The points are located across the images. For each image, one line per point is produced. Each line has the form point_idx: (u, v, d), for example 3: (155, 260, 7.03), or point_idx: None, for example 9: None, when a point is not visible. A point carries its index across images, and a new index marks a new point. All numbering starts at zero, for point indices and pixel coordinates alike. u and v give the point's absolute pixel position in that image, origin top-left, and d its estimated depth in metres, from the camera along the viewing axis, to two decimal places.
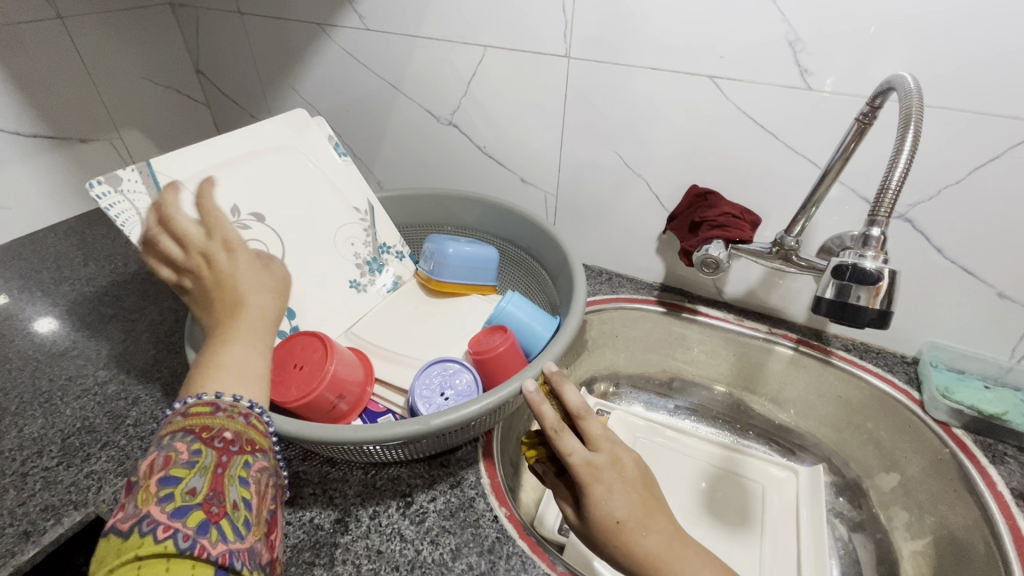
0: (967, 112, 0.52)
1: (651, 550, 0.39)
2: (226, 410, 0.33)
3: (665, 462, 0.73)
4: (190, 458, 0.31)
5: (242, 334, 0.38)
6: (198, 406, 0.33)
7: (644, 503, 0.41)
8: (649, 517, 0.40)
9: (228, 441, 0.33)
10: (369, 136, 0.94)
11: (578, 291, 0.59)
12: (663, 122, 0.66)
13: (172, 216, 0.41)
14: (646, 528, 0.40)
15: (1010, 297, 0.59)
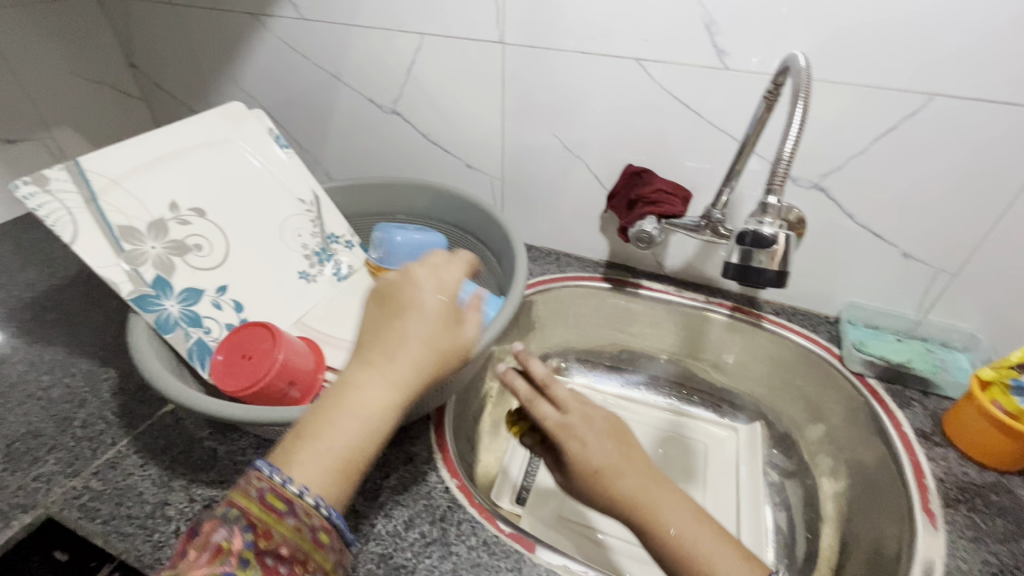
0: (864, 87, 0.56)
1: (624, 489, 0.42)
2: (297, 519, 0.34)
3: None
4: (238, 564, 0.32)
5: (355, 415, 0.37)
6: (274, 500, 0.34)
7: (620, 451, 0.44)
8: (624, 459, 0.44)
9: (281, 556, 0.33)
10: (314, 128, 0.93)
11: (520, 270, 0.62)
12: (597, 104, 0.69)
13: (415, 264, 0.43)
14: (617, 469, 0.43)
15: (914, 257, 0.65)
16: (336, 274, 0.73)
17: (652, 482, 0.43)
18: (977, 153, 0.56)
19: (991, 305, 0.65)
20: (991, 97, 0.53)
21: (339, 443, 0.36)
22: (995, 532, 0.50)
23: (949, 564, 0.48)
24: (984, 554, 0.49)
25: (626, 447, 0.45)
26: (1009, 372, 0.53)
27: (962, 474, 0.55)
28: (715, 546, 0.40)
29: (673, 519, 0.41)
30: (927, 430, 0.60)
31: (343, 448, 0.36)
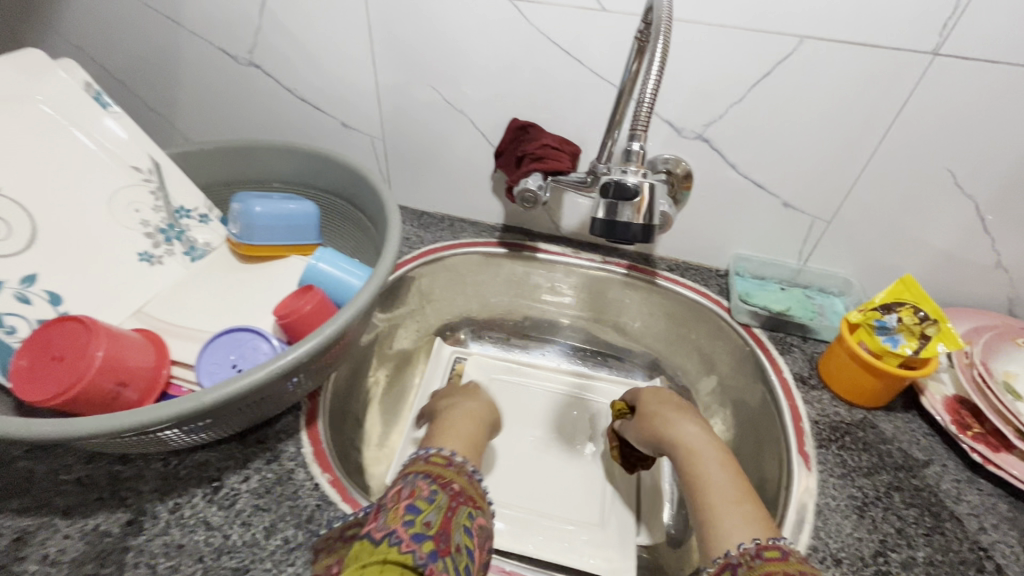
0: (739, 29, 0.54)
1: (705, 429, 0.51)
2: (456, 464, 0.44)
3: (517, 399, 0.75)
4: (429, 496, 0.39)
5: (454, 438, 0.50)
6: (437, 457, 0.44)
7: (677, 409, 0.55)
8: (684, 416, 0.53)
9: (456, 491, 0.41)
10: (161, 85, 0.80)
11: (392, 237, 0.56)
12: (474, 51, 0.63)
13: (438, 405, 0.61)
14: (670, 421, 0.53)
15: (793, 206, 0.66)
16: (190, 254, 0.64)
17: (702, 435, 0.50)
18: (846, 98, 0.56)
19: (861, 249, 0.68)
20: (856, 39, 0.52)
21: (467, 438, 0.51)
22: (860, 467, 0.53)
23: (820, 502, 0.50)
24: (850, 489, 0.51)
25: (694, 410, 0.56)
26: (874, 314, 0.55)
27: (833, 415, 0.58)
28: (732, 486, 0.44)
29: (704, 459, 0.47)
30: (804, 374, 0.62)
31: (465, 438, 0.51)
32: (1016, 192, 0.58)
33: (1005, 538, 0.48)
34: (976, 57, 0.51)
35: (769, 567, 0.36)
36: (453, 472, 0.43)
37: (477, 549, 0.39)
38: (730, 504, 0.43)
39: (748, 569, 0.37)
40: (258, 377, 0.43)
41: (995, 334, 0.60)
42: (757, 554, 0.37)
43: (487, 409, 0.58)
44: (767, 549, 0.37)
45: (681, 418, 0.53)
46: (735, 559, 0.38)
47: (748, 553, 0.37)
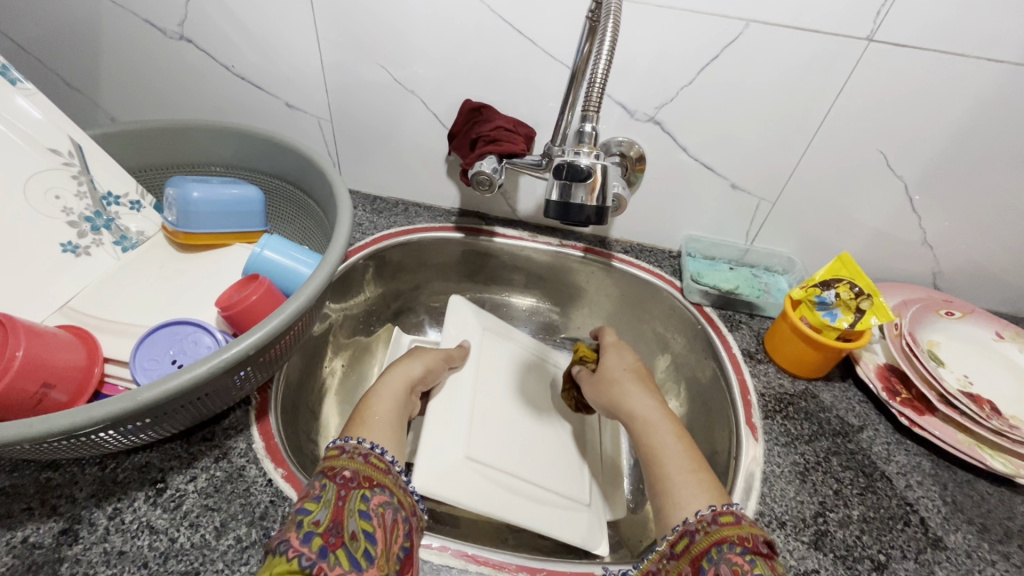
0: (687, 12, 0.55)
1: (661, 403, 0.52)
2: (350, 450, 0.42)
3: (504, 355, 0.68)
4: (317, 493, 0.38)
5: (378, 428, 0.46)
6: (331, 450, 0.42)
7: (638, 381, 0.55)
8: (643, 389, 0.53)
9: (349, 477, 0.40)
10: (81, 60, 0.74)
11: (342, 222, 0.54)
12: (423, 29, 0.61)
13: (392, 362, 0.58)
14: (628, 395, 0.53)
15: (741, 187, 0.68)
16: (121, 244, 0.60)
17: (659, 410, 0.51)
18: (788, 82, 0.58)
19: (803, 229, 0.71)
20: (799, 24, 0.54)
21: (388, 422, 0.48)
22: (802, 434, 0.56)
23: (765, 470, 0.52)
24: (792, 456, 0.54)
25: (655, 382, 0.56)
26: (814, 291, 0.58)
27: (778, 386, 0.61)
28: (687, 457, 0.46)
29: (661, 432, 0.48)
30: (751, 350, 0.65)
31: (386, 419, 0.48)
32: (940, 173, 0.62)
33: (928, 493, 0.52)
34: (905, 44, 0.53)
35: (725, 531, 0.38)
36: (347, 458, 0.41)
37: (379, 530, 0.38)
38: (685, 475, 0.44)
39: (704, 535, 0.38)
40: (197, 373, 0.41)
41: (922, 306, 0.64)
42: (714, 520, 0.39)
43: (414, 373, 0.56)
44: (722, 514, 0.39)
45: (638, 390, 0.53)
46: (693, 524, 0.40)
47: (705, 520, 0.39)
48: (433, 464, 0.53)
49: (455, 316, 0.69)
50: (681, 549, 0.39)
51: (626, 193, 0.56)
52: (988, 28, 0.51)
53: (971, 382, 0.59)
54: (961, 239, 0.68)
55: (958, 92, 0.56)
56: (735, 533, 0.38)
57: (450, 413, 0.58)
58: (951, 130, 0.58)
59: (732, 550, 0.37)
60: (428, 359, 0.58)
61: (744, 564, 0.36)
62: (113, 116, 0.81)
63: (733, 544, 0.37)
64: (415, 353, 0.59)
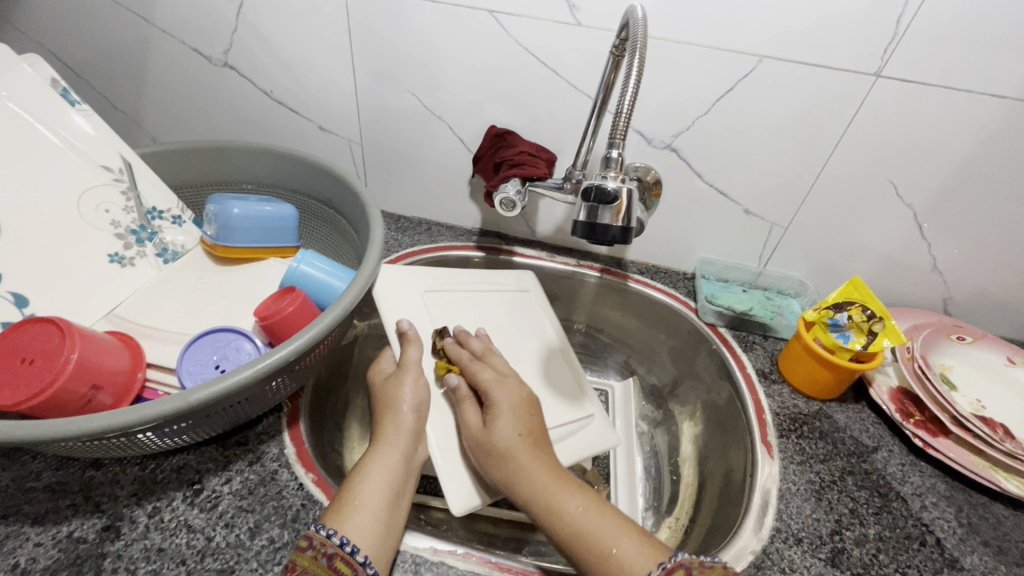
0: (703, 48, 0.58)
1: (558, 468, 0.47)
2: (315, 549, 0.39)
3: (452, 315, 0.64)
4: None
5: (363, 512, 0.42)
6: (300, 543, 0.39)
7: (531, 448, 0.47)
8: (535, 454, 0.47)
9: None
10: (128, 83, 0.78)
11: (374, 239, 0.57)
12: (454, 60, 0.65)
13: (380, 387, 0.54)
14: (528, 463, 0.46)
15: (754, 213, 0.71)
16: (162, 256, 0.63)
17: (556, 473, 0.46)
18: (801, 114, 0.61)
19: (815, 254, 0.73)
20: (810, 60, 0.57)
21: (373, 508, 0.43)
22: (817, 453, 0.57)
23: (781, 488, 0.53)
24: (808, 474, 0.55)
25: (547, 444, 0.49)
26: (827, 313, 0.60)
27: (793, 406, 0.62)
28: (613, 525, 0.43)
29: (572, 501, 0.44)
30: (766, 370, 0.66)
31: (371, 502, 0.43)
32: (948, 202, 0.64)
33: (944, 514, 0.52)
34: (913, 80, 0.56)
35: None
36: (310, 557, 0.38)
37: None
38: (623, 543, 0.41)
39: None
40: (239, 379, 0.43)
41: (933, 331, 0.66)
42: None
43: (408, 420, 0.50)
44: (674, 571, 0.38)
45: (517, 456, 0.47)
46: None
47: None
48: (462, 477, 0.50)
49: (382, 287, 0.63)
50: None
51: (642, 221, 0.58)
52: (990, 66, 0.54)
53: (984, 406, 0.60)
54: (970, 266, 0.70)
55: (962, 126, 0.58)
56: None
57: (451, 418, 0.54)
58: (958, 161, 0.61)
59: None
60: (414, 392, 0.52)
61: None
62: (154, 135, 0.85)
63: None
64: (396, 390, 0.52)
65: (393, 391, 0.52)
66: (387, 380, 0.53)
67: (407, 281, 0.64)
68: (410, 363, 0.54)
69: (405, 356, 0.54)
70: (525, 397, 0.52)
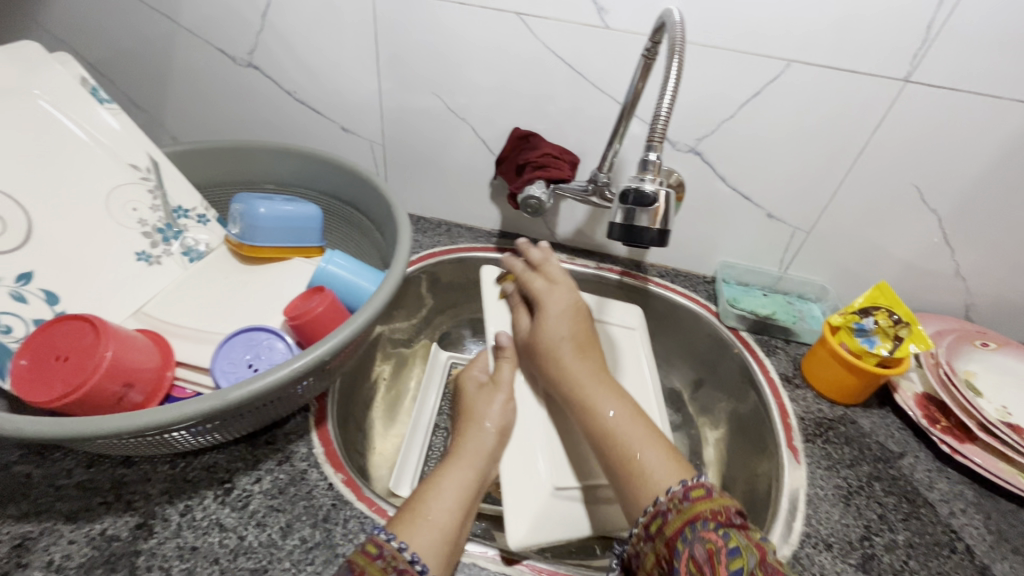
0: (731, 51, 0.58)
1: (603, 372, 0.54)
2: (386, 558, 0.37)
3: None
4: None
5: (431, 527, 0.41)
6: (369, 546, 0.37)
7: (574, 349, 0.56)
8: (582, 356, 0.55)
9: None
10: (151, 82, 0.79)
11: (402, 240, 0.57)
12: (479, 62, 0.66)
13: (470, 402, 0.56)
14: (567, 360, 0.55)
15: (776, 217, 0.71)
16: (188, 255, 0.63)
17: (595, 376, 0.53)
18: (827, 118, 0.61)
19: (837, 259, 0.73)
20: (839, 65, 0.57)
21: (441, 524, 0.42)
22: (843, 459, 0.57)
23: (809, 492, 0.53)
24: (835, 479, 0.55)
25: (594, 344, 0.58)
26: (853, 317, 0.60)
27: (817, 411, 0.62)
28: (643, 434, 0.47)
29: (610, 407, 0.50)
30: (789, 374, 0.66)
31: (441, 521, 0.42)
32: (973, 207, 0.64)
33: (972, 521, 0.52)
34: (941, 85, 0.56)
35: (698, 508, 0.38)
36: (378, 566, 0.36)
37: None
38: (648, 454, 0.45)
39: (677, 513, 0.39)
40: (277, 377, 0.43)
41: (957, 337, 0.66)
42: (685, 496, 0.40)
43: (484, 441, 0.52)
44: (692, 488, 0.40)
45: (567, 353, 0.55)
46: (664, 503, 0.40)
47: (676, 497, 0.40)
48: (524, 511, 0.51)
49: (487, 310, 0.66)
50: (655, 530, 0.39)
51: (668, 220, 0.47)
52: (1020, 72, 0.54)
53: (1010, 412, 0.60)
54: (993, 273, 0.69)
55: (990, 132, 0.58)
56: (708, 508, 0.38)
57: (526, 447, 0.55)
58: (984, 167, 0.61)
59: (709, 529, 0.37)
60: (501, 413, 0.54)
61: (717, 540, 0.36)
62: (175, 135, 0.86)
63: (707, 521, 0.37)
64: (485, 409, 0.54)
65: (480, 404, 0.55)
66: (479, 393, 0.56)
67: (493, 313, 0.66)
68: (504, 381, 0.58)
69: (500, 372, 0.58)
70: (580, 308, 0.60)
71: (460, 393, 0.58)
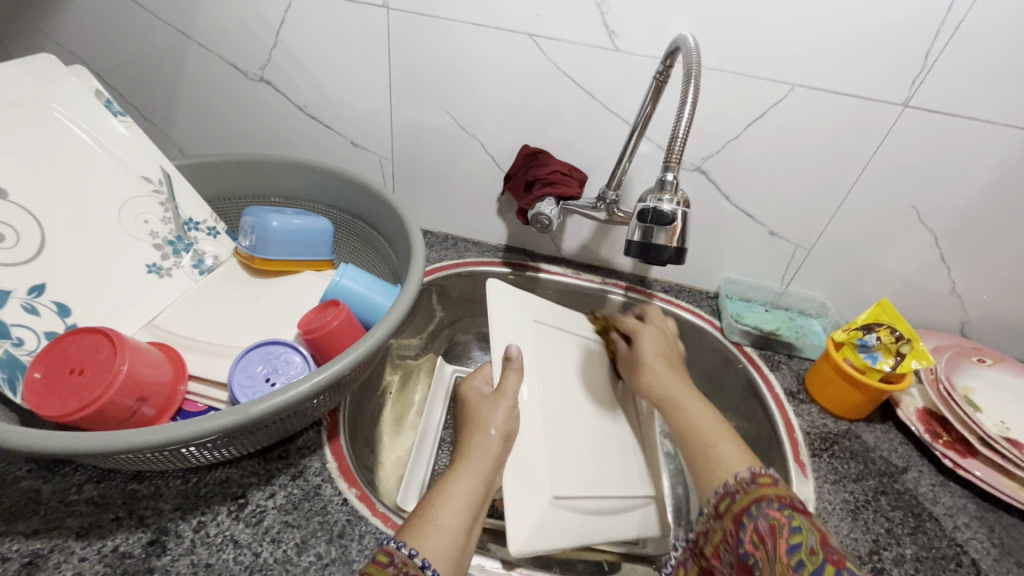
0: (738, 75, 0.60)
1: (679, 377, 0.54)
2: (399, 565, 0.36)
3: (555, 355, 0.62)
4: None
5: (439, 532, 0.39)
6: (379, 556, 0.36)
7: (668, 365, 0.56)
8: (671, 368, 0.55)
9: None
10: (161, 95, 0.79)
11: (415, 256, 0.57)
12: (491, 81, 0.67)
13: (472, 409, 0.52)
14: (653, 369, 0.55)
15: (779, 235, 0.72)
16: (198, 267, 0.63)
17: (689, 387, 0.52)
18: (830, 141, 0.63)
19: (837, 276, 0.75)
20: (841, 89, 0.59)
21: (452, 528, 0.40)
22: (850, 473, 0.58)
23: (818, 506, 0.54)
24: (842, 494, 0.55)
25: (681, 363, 0.58)
26: (856, 334, 0.61)
27: (822, 426, 0.63)
28: (721, 432, 0.47)
29: (691, 406, 0.50)
30: (793, 389, 0.67)
31: (451, 524, 0.40)
32: (970, 227, 0.66)
33: (977, 534, 0.53)
34: (939, 110, 0.58)
35: (764, 491, 0.41)
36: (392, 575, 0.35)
37: None
38: (725, 446, 0.45)
39: (744, 494, 0.41)
40: (296, 393, 0.43)
41: (953, 354, 0.68)
42: (752, 481, 0.42)
43: (490, 445, 0.48)
44: (759, 475, 0.42)
45: (654, 365, 0.55)
46: (733, 486, 0.42)
47: (744, 481, 0.42)
48: (527, 517, 0.49)
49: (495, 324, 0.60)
50: (723, 508, 0.42)
51: (679, 236, 0.48)
52: (1014, 99, 0.56)
53: (1009, 428, 0.61)
54: (988, 291, 0.71)
55: (986, 155, 0.60)
56: (774, 492, 0.40)
57: (530, 454, 0.53)
58: (981, 189, 0.63)
59: (771, 506, 0.39)
60: (506, 419, 0.50)
61: (783, 518, 0.38)
62: (182, 147, 0.86)
63: (772, 501, 0.40)
64: (488, 415, 0.50)
65: (489, 415, 0.51)
66: (483, 402, 0.52)
67: (513, 308, 0.63)
68: (510, 391, 0.53)
69: (505, 381, 0.53)
70: (667, 349, 0.59)
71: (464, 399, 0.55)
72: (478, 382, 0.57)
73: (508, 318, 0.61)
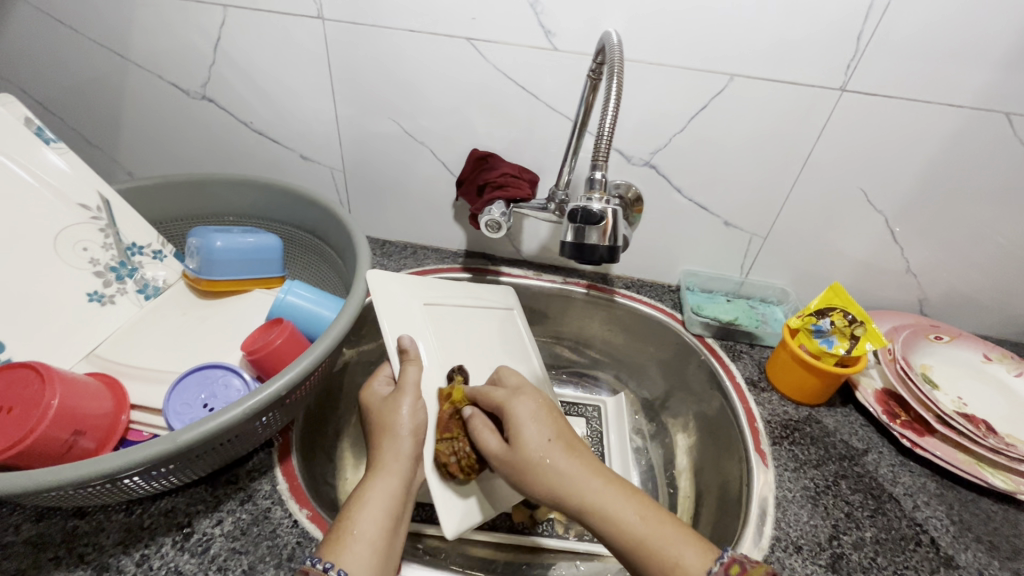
0: (677, 68, 0.60)
1: (593, 460, 0.44)
2: None
3: (448, 335, 0.59)
4: None
5: (363, 545, 0.41)
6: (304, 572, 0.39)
7: (563, 451, 0.44)
8: (573, 448, 0.44)
9: None
10: (103, 118, 0.77)
11: (363, 268, 0.56)
12: (434, 88, 0.66)
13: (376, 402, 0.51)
14: (559, 471, 0.42)
15: (733, 225, 0.72)
16: (144, 292, 0.62)
17: (593, 472, 0.43)
18: (773, 129, 0.63)
19: (793, 262, 0.75)
20: (779, 78, 0.59)
21: (372, 535, 0.42)
22: (810, 459, 0.58)
23: (778, 495, 0.54)
24: (803, 480, 0.56)
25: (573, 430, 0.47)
26: (810, 320, 0.61)
27: (783, 413, 0.63)
28: (662, 526, 0.40)
29: (621, 510, 0.41)
30: (755, 378, 0.67)
31: (370, 532, 0.42)
32: (918, 206, 0.67)
33: (936, 512, 0.54)
34: (877, 93, 0.59)
35: None
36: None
37: None
38: (688, 555, 0.39)
39: None
40: (233, 415, 0.42)
41: (912, 331, 0.67)
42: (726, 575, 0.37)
43: (401, 444, 0.47)
44: (732, 565, 0.37)
45: (568, 458, 0.43)
46: None
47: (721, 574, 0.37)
48: (454, 498, 0.49)
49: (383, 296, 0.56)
50: None
51: (620, 237, 0.50)
52: (946, 79, 0.57)
53: (966, 403, 0.62)
54: (940, 269, 0.72)
55: (925, 135, 0.61)
56: None
57: None
58: (923, 169, 0.63)
59: None
60: (413, 413, 0.49)
61: None
62: (130, 170, 0.84)
63: None
64: (389, 414, 0.49)
65: (391, 404, 0.49)
66: (384, 403, 0.50)
67: (400, 291, 0.58)
68: (408, 382, 0.50)
69: (403, 375, 0.50)
70: (547, 407, 0.48)
71: (366, 404, 0.51)
72: (379, 383, 0.53)
73: (399, 306, 0.57)
